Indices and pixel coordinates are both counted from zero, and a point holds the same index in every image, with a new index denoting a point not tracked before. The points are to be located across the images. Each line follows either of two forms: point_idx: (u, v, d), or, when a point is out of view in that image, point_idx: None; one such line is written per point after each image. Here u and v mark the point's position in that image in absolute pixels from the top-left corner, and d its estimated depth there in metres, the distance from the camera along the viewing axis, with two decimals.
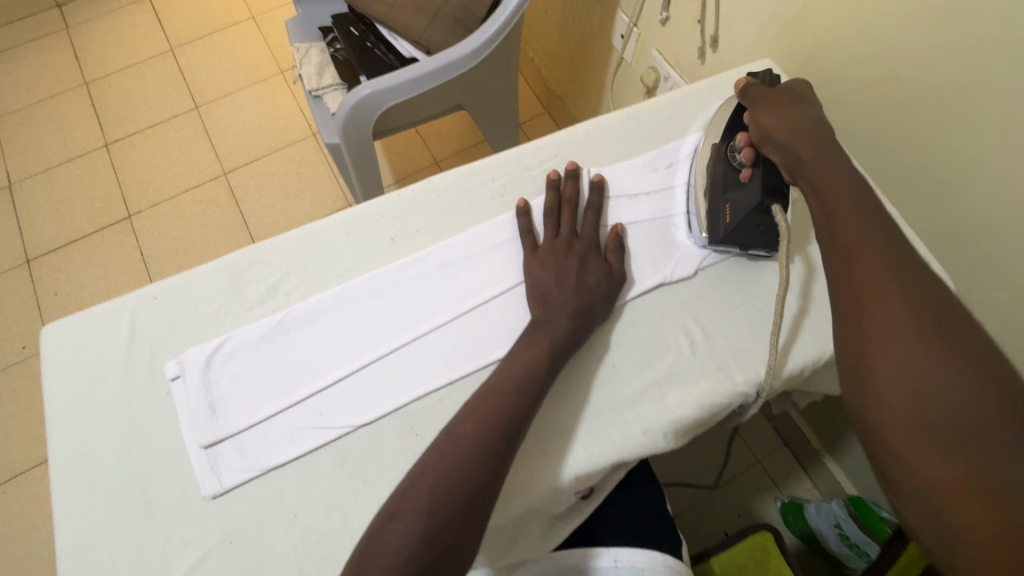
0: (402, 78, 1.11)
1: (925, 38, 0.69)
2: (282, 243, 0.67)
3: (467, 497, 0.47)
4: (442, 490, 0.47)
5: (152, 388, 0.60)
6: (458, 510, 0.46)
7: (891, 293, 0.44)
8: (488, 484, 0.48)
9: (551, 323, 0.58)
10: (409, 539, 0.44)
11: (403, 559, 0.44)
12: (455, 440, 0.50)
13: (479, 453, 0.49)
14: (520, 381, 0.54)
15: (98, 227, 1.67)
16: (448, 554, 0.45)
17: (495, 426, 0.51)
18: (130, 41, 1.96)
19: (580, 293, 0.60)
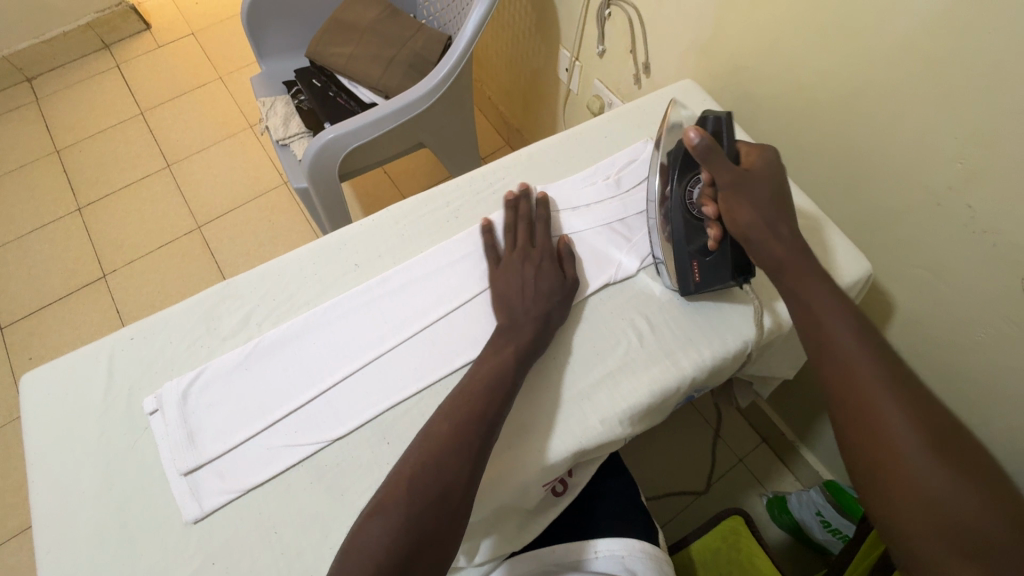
0: (362, 121, 1.18)
1: (817, 49, 0.79)
2: (252, 277, 0.71)
3: (446, 488, 0.50)
4: (418, 483, 0.50)
5: (131, 423, 0.62)
6: (437, 502, 0.49)
7: (877, 387, 0.50)
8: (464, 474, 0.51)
9: (516, 328, 0.63)
10: (387, 532, 0.47)
11: (385, 552, 0.46)
12: (429, 438, 0.54)
13: (456, 445, 0.53)
14: (489, 383, 0.58)
15: (74, 288, 1.69)
16: (426, 543, 0.47)
17: (468, 423, 0.54)
18: (101, 108, 2.02)
19: (537, 299, 0.65)
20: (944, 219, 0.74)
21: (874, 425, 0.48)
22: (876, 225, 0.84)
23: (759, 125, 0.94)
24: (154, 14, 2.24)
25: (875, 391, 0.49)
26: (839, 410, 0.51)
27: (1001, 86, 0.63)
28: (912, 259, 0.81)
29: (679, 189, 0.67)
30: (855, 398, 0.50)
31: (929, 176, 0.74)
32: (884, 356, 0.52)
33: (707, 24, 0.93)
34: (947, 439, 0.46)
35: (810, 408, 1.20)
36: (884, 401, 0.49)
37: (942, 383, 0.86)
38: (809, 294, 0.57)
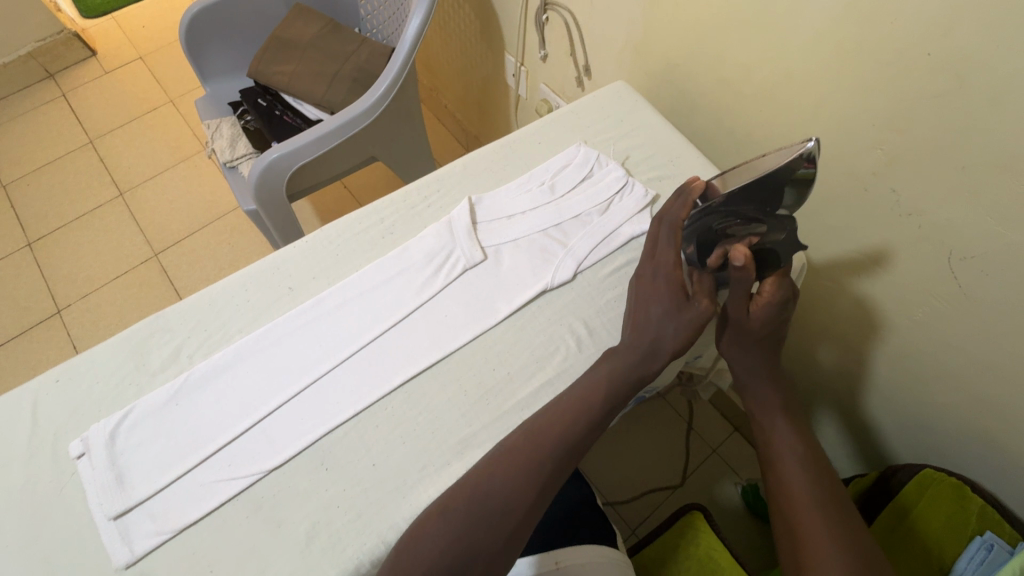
0: (306, 139, 1.16)
1: (740, 44, 0.80)
2: (182, 308, 0.69)
3: (506, 517, 0.54)
4: (478, 507, 0.54)
5: (57, 469, 0.60)
6: (496, 529, 0.54)
7: (811, 504, 0.60)
8: (526, 497, 0.55)
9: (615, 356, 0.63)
10: (445, 532, 0.53)
11: (442, 545, 0.52)
12: (497, 471, 0.56)
13: (527, 471, 0.56)
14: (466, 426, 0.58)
15: (26, 326, 1.64)
16: (481, 529, 0.53)
17: (537, 449, 0.57)
18: (47, 139, 1.97)
19: (649, 331, 0.63)
20: (872, 203, 0.76)
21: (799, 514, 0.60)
22: (812, 214, 0.85)
23: (696, 121, 0.95)
24: (99, 39, 2.19)
25: (809, 506, 0.60)
26: (782, 518, 0.61)
27: (907, 71, 0.64)
28: (848, 244, 0.83)
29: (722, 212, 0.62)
30: (793, 505, 0.61)
31: (854, 162, 0.75)
32: (827, 488, 0.62)
33: (637, 24, 0.94)
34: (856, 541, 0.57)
35: None
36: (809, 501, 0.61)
37: (887, 363, 0.88)
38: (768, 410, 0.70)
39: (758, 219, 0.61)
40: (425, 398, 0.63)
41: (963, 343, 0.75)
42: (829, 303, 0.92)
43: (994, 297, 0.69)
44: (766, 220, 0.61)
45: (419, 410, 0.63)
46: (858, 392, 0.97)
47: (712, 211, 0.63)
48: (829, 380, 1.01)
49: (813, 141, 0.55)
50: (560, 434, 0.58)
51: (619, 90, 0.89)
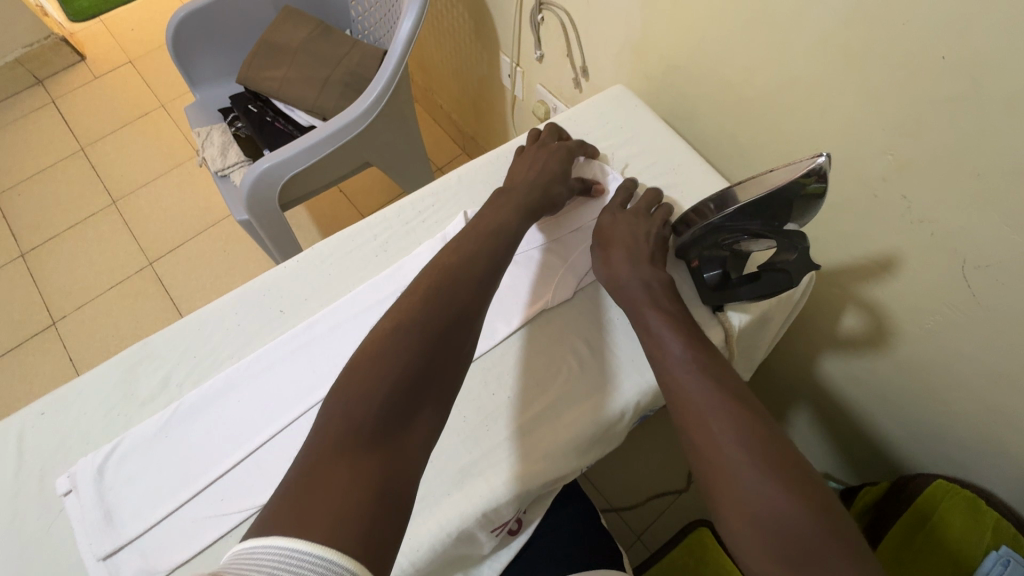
0: (298, 147, 1.14)
1: (742, 48, 0.77)
2: (170, 334, 0.67)
3: (397, 388, 0.45)
4: (350, 391, 0.44)
5: (44, 507, 0.58)
6: (386, 400, 0.44)
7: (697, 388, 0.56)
8: (417, 360, 0.47)
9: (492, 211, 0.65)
10: (376, 372, 0.45)
11: (381, 380, 0.45)
12: (378, 337, 0.47)
13: (405, 333, 0.48)
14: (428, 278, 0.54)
15: (22, 339, 1.62)
16: (408, 359, 0.46)
17: (427, 306, 0.50)
18: (38, 147, 1.94)
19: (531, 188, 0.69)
20: (885, 210, 0.73)
21: (716, 458, 0.50)
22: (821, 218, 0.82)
23: (699, 124, 0.92)
24: (88, 43, 2.15)
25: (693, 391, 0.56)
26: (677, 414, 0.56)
27: (919, 75, 0.61)
28: (855, 251, 0.81)
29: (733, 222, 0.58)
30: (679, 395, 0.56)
31: (862, 168, 0.72)
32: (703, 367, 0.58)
33: (635, 25, 0.91)
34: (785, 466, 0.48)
35: (777, 400, 1.18)
36: (727, 438, 0.50)
37: (897, 371, 0.86)
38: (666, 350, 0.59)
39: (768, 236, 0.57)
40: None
41: (976, 353, 0.73)
42: (839, 309, 0.90)
43: (1009, 308, 0.66)
44: (777, 236, 0.56)
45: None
46: (868, 398, 0.95)
47: (722, 225, 0.59)
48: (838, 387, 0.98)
49: (826, 156, 0.48)
50: (474, 270, 0.56)
51: (619, 96, 0.86)
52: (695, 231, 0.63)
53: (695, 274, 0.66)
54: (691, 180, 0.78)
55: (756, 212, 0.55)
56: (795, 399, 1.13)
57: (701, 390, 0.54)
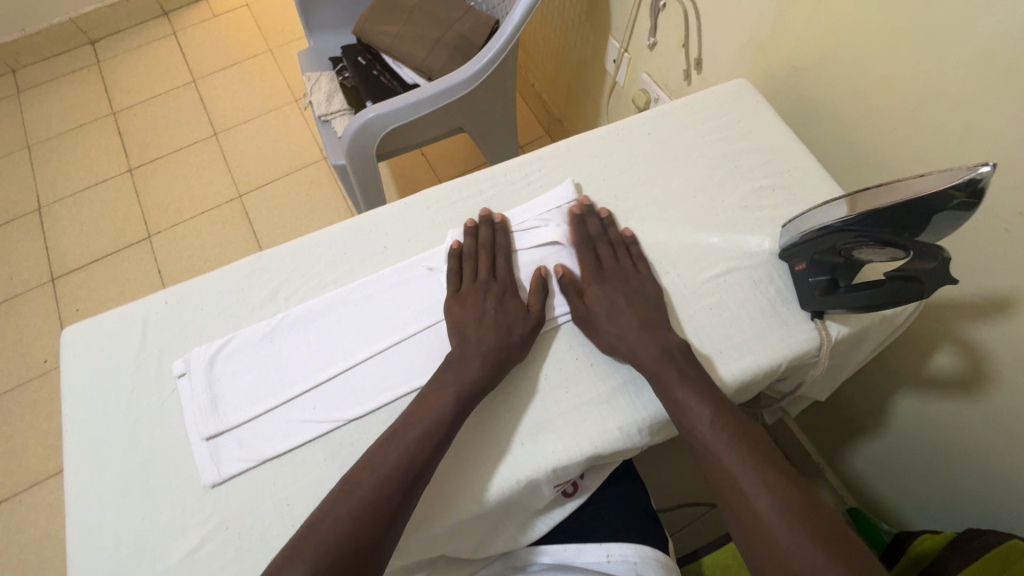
0: (403, 102, 1.18)
1: (884, 56, 0.74)
2: (283, 251, 0.72)
3: (391, 534, 0.51)
4: (337, 536, 0.50)
5: (160, 383, 0.64)
6: (385, 545, 0.51)
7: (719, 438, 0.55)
8: (400, 506, 0.52)
9: (461, 366, 0.60)
10: (347, 515, 0.51)
11: (345, 526, 0.50)
12: (364, 482, 0.53)
13: (387, 479, 0.53)
14: (429, 419, 0.56)
15: (120, 246, 1.76)
16: (382, 506, 0.51)
17: (415, 443, 0.55)
18: (155, 74, 2.09)
19: (497, 331, 0.62)
20: (1013, 246, 0.69)
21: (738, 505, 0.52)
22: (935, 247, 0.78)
23: (817, 129, 0.89)
24: None
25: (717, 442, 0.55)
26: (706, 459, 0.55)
27: None
28: (968, 286, 0.76)
29: (858, 230, 0.57)
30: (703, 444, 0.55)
31: (997, 199, 0.68)
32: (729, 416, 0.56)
33: (767, 22, 0.88)
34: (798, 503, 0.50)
35: (835, 430, 1.14)
36: (771, 516, 0.50)
37: (986, 419, 0.82)
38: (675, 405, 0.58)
39: (897, 246, 0.56)
40: None
41: None
42: (932, 345, 0.85)
43: None
44: (907, 247, 0.56)
45: (487, 424, 0.61)
46: (947, 444, 0.90)
47: (846, 228, 0.58)
48: (916, 424, 0.94)
49: (991, 166, 0.48)
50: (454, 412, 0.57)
51: (740, 90, 0.84)
52: (811, 232, 0.62)
53: (798, 279, 0.66)
54: (804, 185, 0.75)
55: (890, 218, 0.55)
56: (858, 432, 1.08)
57: (717, 437, 0.55)
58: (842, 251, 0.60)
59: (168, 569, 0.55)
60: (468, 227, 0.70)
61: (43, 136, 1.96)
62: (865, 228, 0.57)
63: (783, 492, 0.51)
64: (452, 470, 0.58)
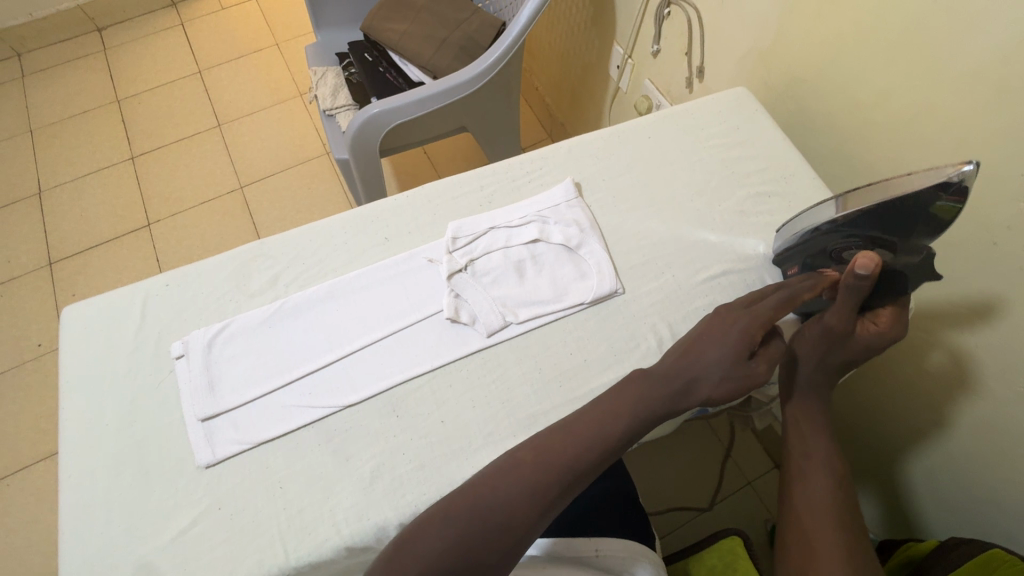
0: (409, 98, 1.19)
1: (881, 68, 0.76)
2: (283, 239, 0.73)
3: (536, 525, 0.51)
4: (494, 511, 0.51)
5: (157, 365, 0.65)
6: (530, 534, 0.51)
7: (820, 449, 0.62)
8: (557, 500, 0.53)
9: (643, 394, 0.59)
10: (510, 496, 0.52)
11: (501, 502, 0.51)
12: (527, 463, 0.54)
13: (554, 469, 0.53)
14: (605, 429, 0.56)
15: (119, 233, 1.77)
16: (544, 493, 0.52)
17: (592, 443, 0.55)
18: (161, 63, 2.09)
19: (714, 372, 0.59)
20: (999, 260, 0.71)
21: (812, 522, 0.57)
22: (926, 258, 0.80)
23: (814, 141, 0.91)
24: None
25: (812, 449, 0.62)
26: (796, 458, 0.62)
27: None
28: (955, 296, 0.78)
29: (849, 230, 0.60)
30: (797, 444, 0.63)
31: (985, 213, 0.70)
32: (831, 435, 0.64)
33: (768, 31, 0.90)
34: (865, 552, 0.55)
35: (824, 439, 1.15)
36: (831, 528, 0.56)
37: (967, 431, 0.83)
38: (805, 423, 0.64)
39: (884, 243, 0.59)
40: (454, 403, 0.62)
41: None
42: (920, 354, 0.87)
43: None
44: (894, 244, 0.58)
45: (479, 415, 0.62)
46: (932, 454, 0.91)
47: (836, 229, 0.61)
48: (904, 432, 0.95)
49: (976, 164, 0.49)
50: (619, 426, 0.57)
51: (740, 97, 0.86)
52: (801, 235, 0.64)
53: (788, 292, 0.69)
54: (799, 193, 0.77)
55: (877, 218, 0.57)
56: (846, 441, 1.09)
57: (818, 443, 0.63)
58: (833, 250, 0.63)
59: (160, 548, 0.56)
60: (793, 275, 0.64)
61: (45, 120, 1.97)
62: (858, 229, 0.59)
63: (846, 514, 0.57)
64: (446, 459, 0.59)
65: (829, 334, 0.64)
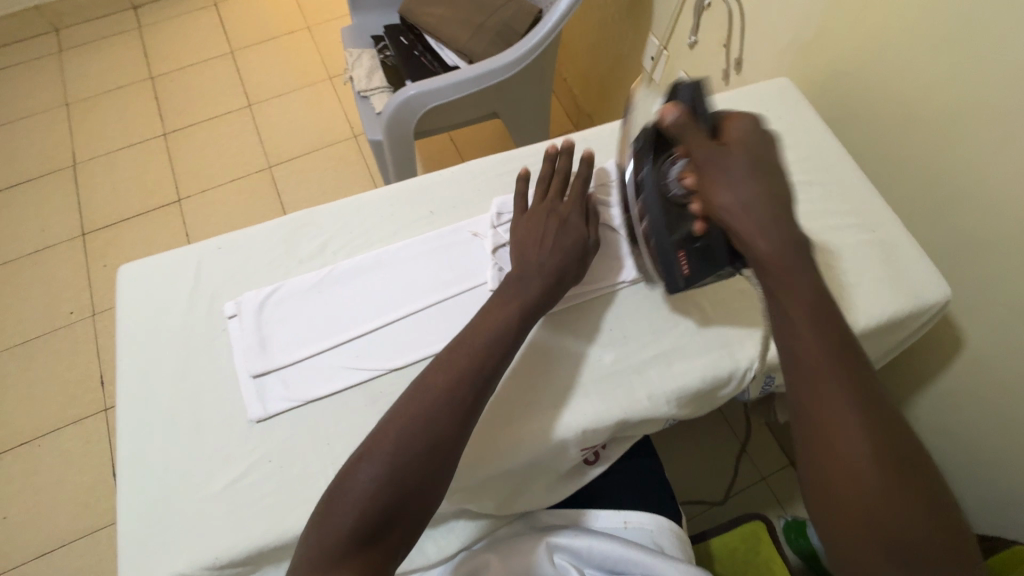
0: (445, 81, 1.20)
1: (927, 63, 0.76)
2: (331, 208, 0.75)
3: (441, 477, 0.51)
4: (405, 448, 0.50)
5: (210, 323, 0.67)
6: (454, 453, 0.52)
7: (836, 379, 0.48)
8: (472, 405, 0.54)
9: (519, 288, 0.62)
10: (410, 431, 0.51)
11: (405, 438, 0.50)
12: (433, 386, 0.54)
13: (453, 389, 0.54)
14: (498, 335, 0.58)
15: (150, 207, 1.80)
16: (448, 418, 0.52)
17: (483, 356, 0.56)
18: (195, 42, 2.13)
19: (555, 254, 0.64)
20: None
21: (838, 446, 0.46)
22: (963, 255, 0.80)
23: (853, 135, 0.91)
24: None
25: (827, 379, 0.49)
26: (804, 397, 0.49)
27: None
28: (991, 292, 0.78)
29: (654, 172, 0.65)
30: (808, 376, 0.49)
31: None
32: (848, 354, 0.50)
33: (811, 23, 0.90)
34: (907, 492, 0.45)
35: None
36: (865, 473, 0.45)
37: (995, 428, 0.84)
38: (812, 351, 0.50)
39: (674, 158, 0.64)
40: None
41: None
42: (951, 351, 0.87)
43: None
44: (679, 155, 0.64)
45: (521, 385, 0.63)
46: (954, 451, 0.93)
47: (659, 176, 0.65)
48: (930, 430, 0.96)
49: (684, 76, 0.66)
50: (511, 333, 0.58)
51: (782, 88, 0.86)
52: (648, 221, 0.65)
53: (705, 241, 0.63)
54: (839, 184, 0.77)
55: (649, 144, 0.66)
56: None
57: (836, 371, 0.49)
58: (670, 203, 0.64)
59: (213, 495, 0.58)
60: (549, 153, 0.73)
61: (81, 95, 2.01)
62: (651, 169, 0.65)
63: (882, 451, 0.46)
64: (490, 425, 0.61)
65: (747, 171, 0.58)
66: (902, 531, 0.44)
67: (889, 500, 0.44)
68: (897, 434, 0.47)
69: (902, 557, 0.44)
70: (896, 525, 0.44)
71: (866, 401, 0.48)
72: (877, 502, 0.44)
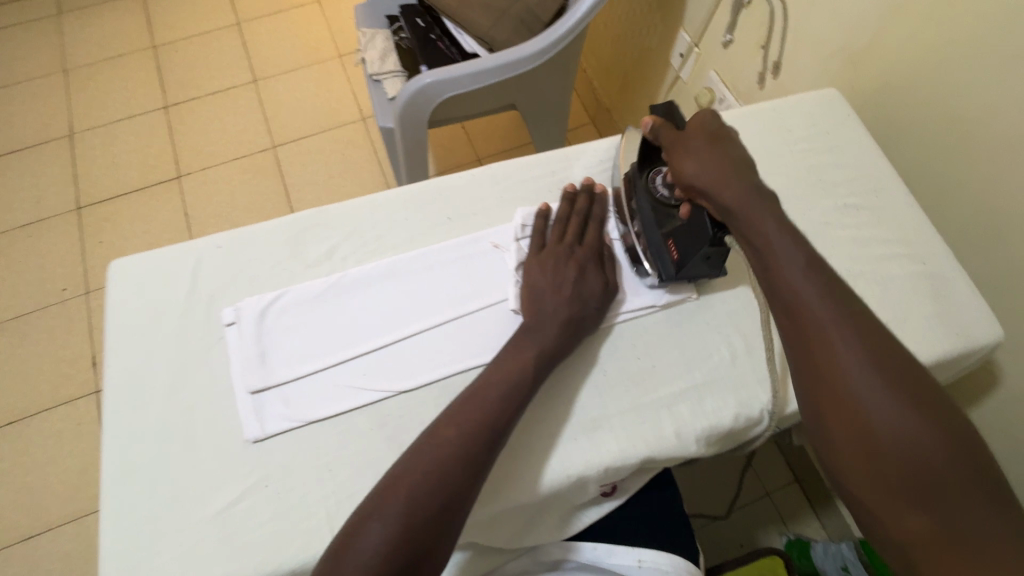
0: (462, 70, 1.14)
1: (992, 83, 0.70)
2: (341, 209, 0.69)
3: (462, 507, 0.48)
4: (426, 493, 0.47)
5: (207, 330, 0.62)
6: (467, 497, 0.49)
7: (832, 331, 0.46)
8: (483, 464, 0.50)
9: (538, 332, 0.58)
10: (432, 461, 0.49)
11: (429, 465, 0.48)
12: (447, 430, 0.51)
13: (470, 433, 0.50)
14: (508, 384, 0.54)
15: (148, 183, 1.74)
16: (467, 461, 0.49)
17: (500, 400, 0.53)
18: (200, 11, 2.04)
19: (572, 302, 0.60)
20: None
21: (836, 385, 0.45)
22: (1012, 291, 0.75)
23: (899, 153, 0.85)
24: None
25: (822, 333, 0.47)
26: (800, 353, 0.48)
27: None
28: None
29: (641, 176, 0.66)
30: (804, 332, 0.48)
31: None
32: (839, 302, 0.48)
33: (864, 31, 0.83)
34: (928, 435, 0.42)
35: None
36: (876, 422, 0.43)
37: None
38: (806, 309, 0.48)
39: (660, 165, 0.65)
40: None
41: None
42: (987, 388, 0.82)
43: None
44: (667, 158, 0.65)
45: (540, 415, 0.59)
46: None
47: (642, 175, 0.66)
48: None
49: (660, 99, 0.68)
50: (524, 380, 0.55)
51: (831, 100, 0.80)
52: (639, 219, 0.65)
53: (690, 224, 0.60)
54: (887, 210, 0.72)
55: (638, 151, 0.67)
56: None
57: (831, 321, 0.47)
58: (658, 201, 0.64)
59: (203, 521, 0.54)
60: (568, 191, 0.69)
61: (80, 61, 1.92)
62: (638, 175, 0.66)
63: (895, 398, 0.43)
64: (506, 458, 0.56)
65: (705, 140, 0.58)
66: (930, 478, 0.41)
67: (907, 448, 0.42)
68: (909, 375, 0.44)
69: (916, 481, 0.41)
70: (918, 471, 0.41)
71: (868, 350, 0.45)
72: (902, 451, 0.42)
